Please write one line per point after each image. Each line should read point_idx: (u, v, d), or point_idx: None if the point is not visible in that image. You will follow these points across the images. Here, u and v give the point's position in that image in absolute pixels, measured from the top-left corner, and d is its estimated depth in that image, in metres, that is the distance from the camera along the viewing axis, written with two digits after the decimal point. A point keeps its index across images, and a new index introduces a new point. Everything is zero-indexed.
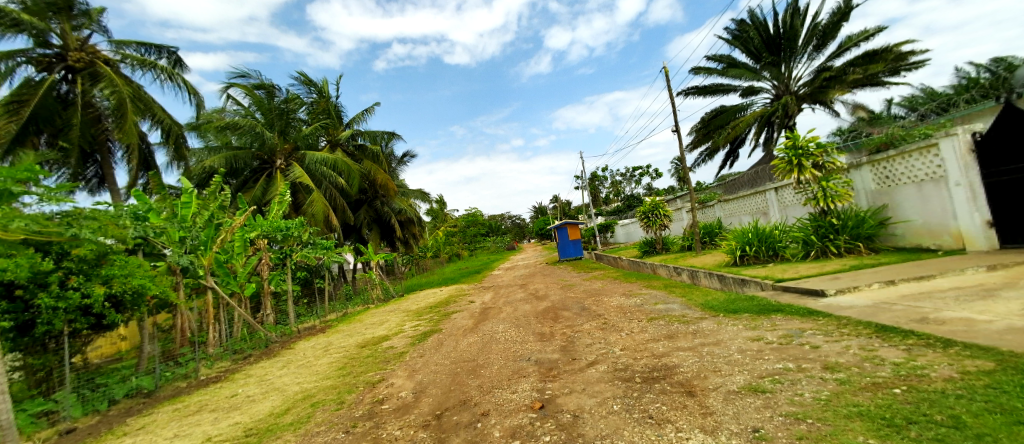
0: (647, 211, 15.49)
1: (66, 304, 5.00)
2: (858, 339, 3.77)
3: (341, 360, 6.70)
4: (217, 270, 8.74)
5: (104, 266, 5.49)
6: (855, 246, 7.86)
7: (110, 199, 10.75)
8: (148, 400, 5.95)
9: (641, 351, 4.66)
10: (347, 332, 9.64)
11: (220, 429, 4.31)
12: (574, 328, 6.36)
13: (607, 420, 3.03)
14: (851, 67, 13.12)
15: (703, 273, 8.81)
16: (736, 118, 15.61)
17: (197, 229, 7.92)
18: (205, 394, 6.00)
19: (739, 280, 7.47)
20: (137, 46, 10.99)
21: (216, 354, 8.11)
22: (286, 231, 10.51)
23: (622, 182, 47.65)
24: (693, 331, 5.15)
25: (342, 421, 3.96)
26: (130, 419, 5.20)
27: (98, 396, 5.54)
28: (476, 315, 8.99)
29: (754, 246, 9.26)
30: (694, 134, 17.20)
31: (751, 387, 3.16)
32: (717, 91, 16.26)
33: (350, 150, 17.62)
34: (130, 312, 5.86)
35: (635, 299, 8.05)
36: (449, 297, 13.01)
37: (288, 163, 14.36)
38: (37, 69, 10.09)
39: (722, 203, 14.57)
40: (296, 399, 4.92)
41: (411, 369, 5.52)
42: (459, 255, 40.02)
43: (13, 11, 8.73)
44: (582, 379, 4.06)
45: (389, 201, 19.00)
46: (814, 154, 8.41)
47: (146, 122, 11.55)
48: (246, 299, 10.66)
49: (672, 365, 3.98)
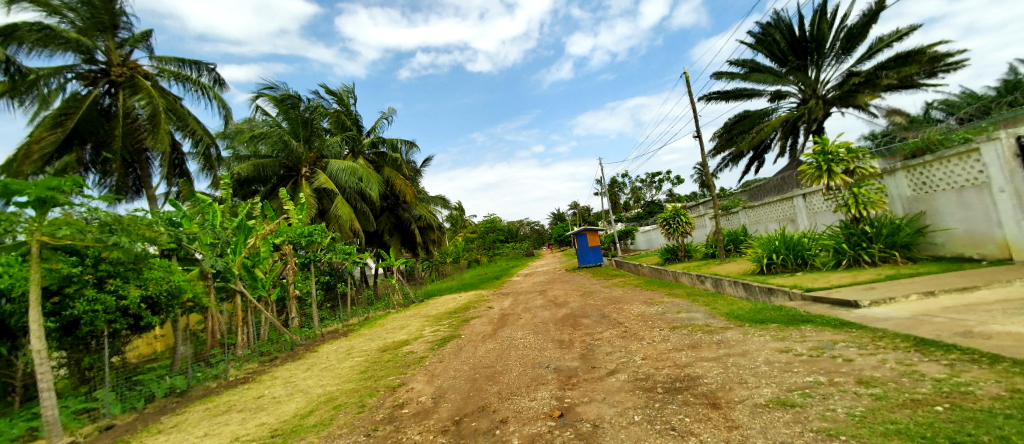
0: (668, 218, 15.19)
1: (103, 306, 5.22)
2: (895, 353, 3.59)
3: (362, 363, 6.81)
4: (246, 275, 9.07)
5: (144, 269, 5.80)
6: (891, 255, 7.54)
7: (147, 205, 11.24)
8: (181, 400, 6.13)
9: (664, 360, 4.56)
10: (369, 336, 9.79)
11: (248, 428, 4.42)
12: (594, 336, 6.29)
13: (628, 431, 2.98)
14: (884, 70, 12.64)
15: (728, 282, 8.56)
16: (761, 123, 15.26)
17: (228, 233, 8.24)
18: (233, 394, 6.17)
19: (766, 290, 7.24)
20: (177, 63, 11.40)
21: (245, 356, 8.36)
22: (310, 236, 10.82)
23: (642, 189, 47.33)
24: (717, 341, 5.02)
25: (363, 425, 4.01)
26: (164, 417, 5.39)
27: (135, 394, 5.79)
28: (495, 321, 8.98)
29: (781, 255, 8.96)
30: (717, 139, 16.87)
31: (779, 401, 3.06)
32: (741, 96, 15.94)
33: (371, 157, 17.99)
34: (165, 312, 6.14)
35: (657, 307, 7.90)
36: (469, 303, 13.04)
37: (313, 170, 14.75)
38: (84, 83, 10.69)
39: (748, 210, 14.17)
40: (320, 401, 5.01)
41: (431, 374, 5.55)
42: (477, 261, 40.39)
43: (63, 30, 9.29)
44: (602, 388, 4.00)
45: (409, 208, 19.23)
46: (844, 160, 8.14)
47: (179, 132, 11.96)
48: (273, 302, 10.95)
49: (696, 376, 3.89)
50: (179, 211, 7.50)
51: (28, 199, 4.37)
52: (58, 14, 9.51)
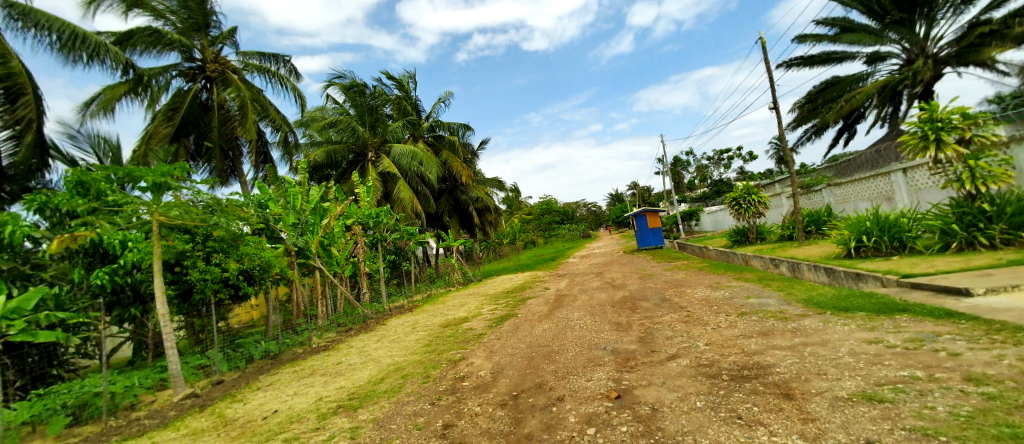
0: (738, 197, 14.17)
1: (211, 276, 5.97)
2: (1016, 349, 3.10)
3: (425, 337, 7.19)
4: (323, 253, 9.87)
5: (240, 245, 6.52)
6: (1016, 237, 6.44)
7: (240, 190, 12.54)
8: (274, 361, 6.85)
9: (730, 347, 4.31)
10: (431, 312, 10.30)
11: (329, 391, 4.87)
12: (654, 319, 6.10)
13: (689, 417, 2.87)
14: (1017, 17, 10.60)
15: (807, 266, 7.84)
16: (852, 90, 13.57)
17: (306, 214, 8.99)
18: (316, 359, 6.82)
19: (853, 275, 6.52)
20: (258, 57, 12.41)
21: (325, 326, 9.18)
22: (377, 218, 11.48)
23: (709, 167, 44.45)
24: (792, 329, 4.64)
25: (428, 394, 4.24)
26: (262, 376, 6.10)
27: (238, 356, 6.60)
28: (551, 302, 9.02)
29: (873, 237, 8.01)
30: (798, 110, 15.29)
31: (865, 395, 2.77)
32: (829, 61, 14.24)
33: (431, 141, 18.56)
34: (259, 284, 6.88)
35: (724, 292, 7.47)
36: (525, 283, 13.21)
37: (377, 155, 15.45)
38: (185, 80, 12.02)
39: (833, 188, 12.78)
40: (390, 370, 5.38)
41: (490, 350, 5.72)
42: (533, 242, 40.62)
43: (167, 32, 10.46)
44: (662, 372, 3.88)
45: (468, 190, 19.67)
46: (958, 127, 7.02)
47: (262, 122, 13.09)
48: (345, 278, 11.85)
49: (766, 365, 3.63)
50: (266, 194, 8.30)
51: (148, 185, 5.06)
52: (162, 17, 10.74)
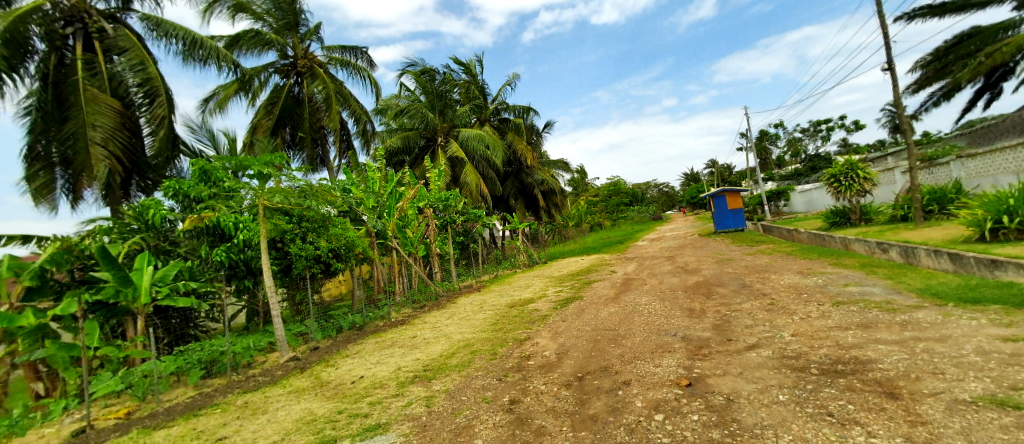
0: (838, 174, 12.54)
1: (306, 253, 6.68)
2: None
3: (492, 316, 7.41)
4: (399, 234, 10.54)
5: (329, 226, 7.18)
6: None
7: (328, 177, 13.75)
8: (359, 332, 7.51)
9: (821, 339, 3.88)
10: (498, 292, 10.60)
11: (406, 361, 5.25)
12: (731, 306, 5.68)
13: (770, 410, 2.65)
14: None
15: (924, 251, 6.76)
16: (997, 42, 11.22)
17: (383, 198, 9.62)
18: (395, 332, 7.37)
19: (986, 262, 5.50)
20: (340, 50, 13.36)
21: (402, 302, 9.87)
22: (447, 201, 11.96)
23: (802, 141, 39.85)
24: (901, 322, 4.05)
25: (495, 370, 4.38)
26: (350, 344, 6.73)
27: (330, 325, 7.34)
28: (618, 286, 8.79)
29: (1018, 217, 6.65)
30: (921, 70, 13.03)
31: (995, 400, 2.35)
32: (967, 8, 11.86)
33: (498, 125, 18.77)
34: (345, 261, 7.55)
35: (815, 279, 6.72)
36: (592, 266, 13.01)
37: (446, 140, 15.94)
38: (281, 76, 13.30)
39: (965, 160, 10.78)
40: (460, 345, 5.65)
41: (555, 331, 5.74)
42: (600, 225, 39.74)
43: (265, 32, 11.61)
44: (739, 361, 3.61)
45: (534, 173, 19.68)
46: None
47: (345, 113, 14.12)
48: (419, 259, 12.58)
49: (866, 360, 3.22)
50: (349, 180, 9.02)
51: (254, 172, 5.71)
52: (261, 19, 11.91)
